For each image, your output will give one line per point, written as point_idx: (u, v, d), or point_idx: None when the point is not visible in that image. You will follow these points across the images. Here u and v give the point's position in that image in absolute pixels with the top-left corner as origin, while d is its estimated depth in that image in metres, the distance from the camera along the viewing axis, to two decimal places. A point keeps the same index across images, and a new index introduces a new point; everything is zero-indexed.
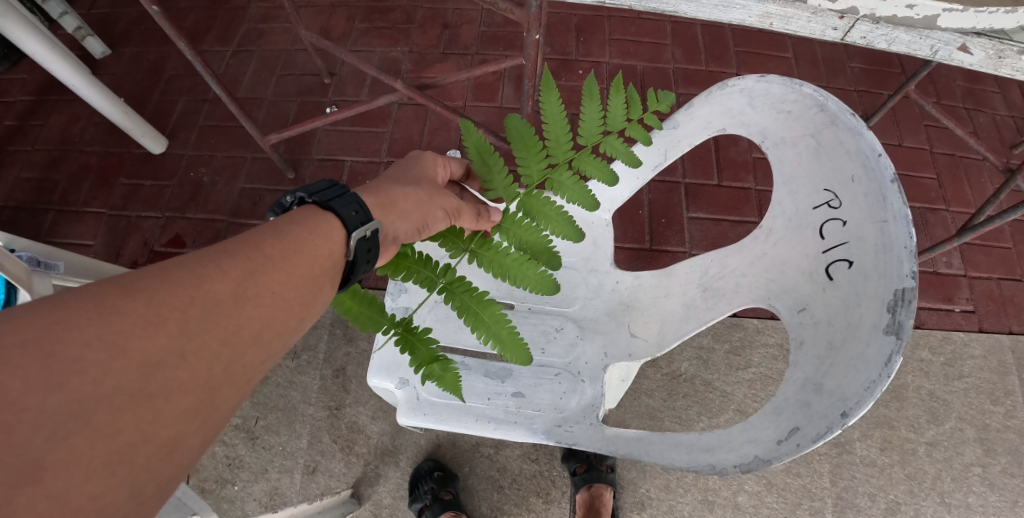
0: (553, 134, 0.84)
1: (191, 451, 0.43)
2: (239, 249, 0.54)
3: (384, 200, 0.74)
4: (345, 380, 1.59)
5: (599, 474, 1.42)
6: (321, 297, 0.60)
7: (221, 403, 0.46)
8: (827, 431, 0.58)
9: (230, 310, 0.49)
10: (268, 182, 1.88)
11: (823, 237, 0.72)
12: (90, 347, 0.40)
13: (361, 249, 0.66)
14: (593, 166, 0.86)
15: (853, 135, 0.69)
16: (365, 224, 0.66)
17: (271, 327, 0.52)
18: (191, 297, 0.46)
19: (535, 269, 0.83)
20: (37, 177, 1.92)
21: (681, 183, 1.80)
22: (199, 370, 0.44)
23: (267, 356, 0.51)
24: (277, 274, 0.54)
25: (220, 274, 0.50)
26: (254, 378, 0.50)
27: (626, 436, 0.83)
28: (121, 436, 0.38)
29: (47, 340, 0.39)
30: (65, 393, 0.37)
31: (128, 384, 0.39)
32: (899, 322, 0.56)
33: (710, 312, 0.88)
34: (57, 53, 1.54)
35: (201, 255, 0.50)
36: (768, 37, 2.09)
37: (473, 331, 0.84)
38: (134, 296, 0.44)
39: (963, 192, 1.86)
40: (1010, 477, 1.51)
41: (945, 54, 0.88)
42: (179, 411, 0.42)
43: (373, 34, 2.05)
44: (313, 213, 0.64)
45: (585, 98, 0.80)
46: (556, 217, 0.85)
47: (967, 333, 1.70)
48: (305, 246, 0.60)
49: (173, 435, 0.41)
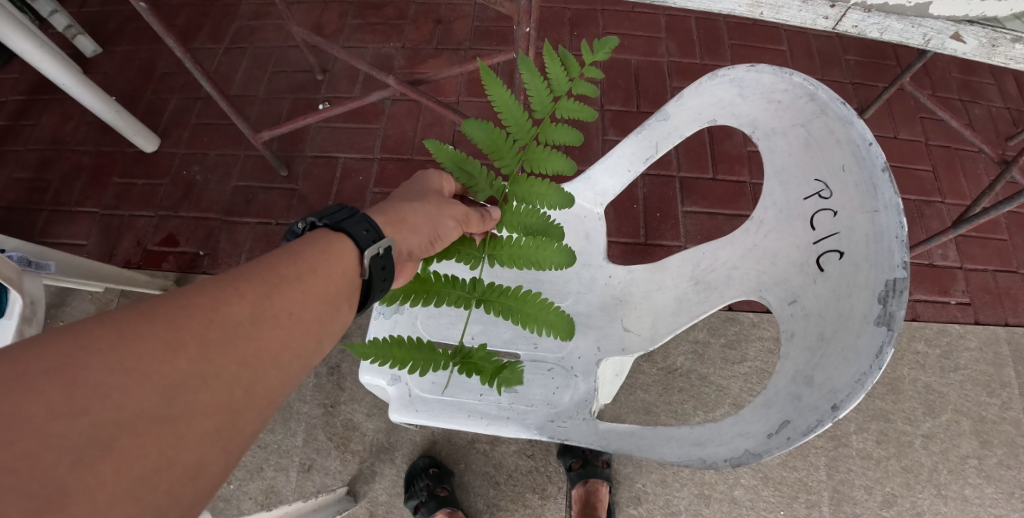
0: (512, 119, 0.84)
1: (212, 477, 0.42)
2: (255, 272, 0.54)
3: (393, 217, 0.75)
4: (339, 377, 1.59)
5: (594, 470, 1.41)
6: (339, 317, 0.60)
7: (242, 427, 0.45)
8: (818, 424, 0.57)
9: (248, 332, 0.49)
10: (262, 179, 1.86)
11: (814, 228, 0.72)
12: (112, 372, 0.39)
13: (375, 267, 0.66)
14: (560, 132, 0.85)
15: (843, 124, 0.68)
16: (378, 242, 0.66)
17: (290, 348, 0.52)
18: (209, 321, 0.47)
19: (553, 245, 0.82)
20: (30, 177, 1.91)
21: (675, 177, 1.79)
22: (220, 393, 0.44)
23: (286, 379, 0.51)
24: (292, 295, 0.55)
25: (237, 297, 0.50)
26: (273, 402, 0.49)
27: (618, 430, 0.83)
28: (143, 462, 0.37)
29: (71, 366, 0.39)
30: (89, 418, 0.37)
31: (151, 409, 0.39)
32: (890, 313, 0.56)
33: (701, 305, 0.87)
34: (47, 51, 1.53)
35: (218, 280, 0.51)
36: (763, 30, 2.08)
37: (522, 327, 0.85)
38: (153, 320, 0.44)
39: (958, 185, 1.85)
40: (1007, 469, 1.52)
41: (937, 42, 0.88)
42: (201, 435, 0.41)
43: (366, 30, 2.03)
44: (324, 235, 0.64)
45: (525, 75, 0.82)
46: (547, 192, 0.85)
47: (963, 325, 1.69)
48: (319, 267, 0.60)
49: (195, 460, 0.41)
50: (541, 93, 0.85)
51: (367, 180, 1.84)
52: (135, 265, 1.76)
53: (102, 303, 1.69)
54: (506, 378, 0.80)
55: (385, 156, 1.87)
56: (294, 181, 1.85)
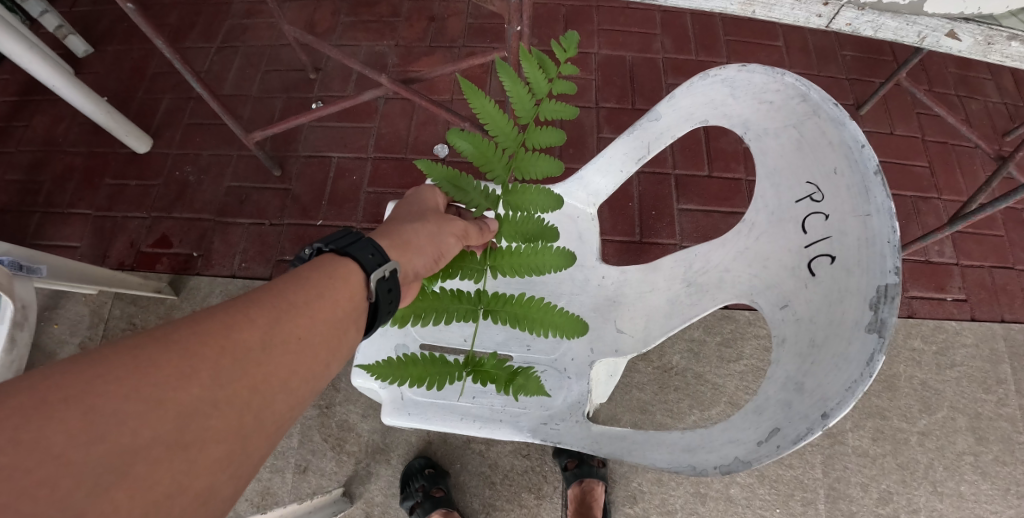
0: (499, 129, 0.85)
1: (223, 501, 0.42)
2: (264, 297, 0.54)
3: (397, 240, 0.73)
4: (334, 378, 1.58)
5: (589, 469, 1.42)
6: (347, 339, 0.60)
7: (251, 452, 0.45)
8: (807, 433, 0.57)
9: (258, 357, 0.48)
10: (255, 179, 1.85)
11: (805, 232, 0.71)
12: (128, 397, 0.39)
13: (382, 290, 0.65)
14: (546, 134, 0.87)
15: (835, 126, 0.67)
16: (383, 264, 0.65)
17: (299, 372, 0.52)
18: (221, 346, 0.46)
19: (550, 249, 0.84)
20: (22, 179, 1.90)
21: (671, 175, 1.78)
22: (231, 418, 0.44)
23: (295, 403, 0.50)
24: (301, 319, 0.54)
25: (248, 322, 0.50)
26: (282, 427, 0.49)
27: (610, 434, 0.83)
28: (156, 489, 0.37)
29: (88, 393, 0.38)
30: (106, 445, 0.36)
31: (166, 434, 0.39)
32: (881, 320, 0.55)
33: (693, 307, 0.87)
34: (36, 52, 1.51)
35: (229, 306, 0.51)
36: (759, 25, 2.06)
37: (529, 332, 0.86)
38: (167, 346, 0.44)
39: (955, 181, 1.84)
40: (1003, 465, 1.52)
41: (932, 40, 0.87)
42: (211, 461, 0.41)
43: (359, 27, 2.01)
44: (331, 260, 0.64)
45: (505, 83, 0.85)
46: (539, 196, 0.85)
47: (959, 322, 1.69)
48: (325, 291, 0.59)
49: (205, 485, 0.40)
50: (523, 99, 0.87)
51: (361, 179, 1.83)
52: (129, 267, 1.75)
53: (96, 305, 1.68)
54: (523, 385, 0.81)
55: (379, 155, 1.86)
56: (288, 182, 1.84)
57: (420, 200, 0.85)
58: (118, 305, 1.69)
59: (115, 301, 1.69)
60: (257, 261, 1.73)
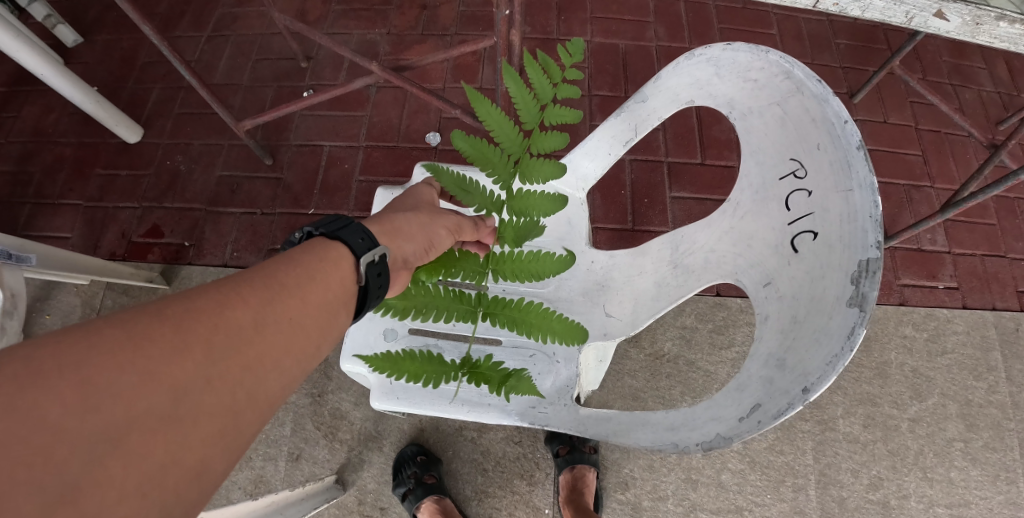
0: (502, 133, 0.86)
1: (215, 478, 0.41)
2: (257, 278, 0.53)
3: (387, 227, 0.72)
4: (327, 367, 1.57)
5: (581, 456, 1.42)
6: (338, 324, 0.60)
7: (244, 431, 0.45)
8: (788, 407, 0.57)
9: (252, 337, 0.48)
10: (245, 169, 1.84)
11: (789, 209, 0.71)
12: (122, 371, 0.39)
13: (372, 275, 0.65)
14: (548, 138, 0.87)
15: (818, 102, 0.66)
16: (373, 249, 0.65)
17: (292, 353, 0.51)
18: (215, 325, 0.46)
19: (551, 255, 0.83)
20: (13, 169, 1.89)
21: (663, 162, 1.77)
22: (224, 396, 0.43)
23: (288, 383, 0.50)
24: (293, 302, 0.54)
25: (242, 303, 0.50)
26: (274, 407, 0.49)
27: (595, 416, 0.84)
28: (151, 460, 0.37)
29: (83, 364, 0.38)
30: (101, 416, 0.36)
31: (159, 409, 0.39)
32: (862, 294, 0.55)
33: (679, 289, 0.87)
34: (23, 42, 1.49)
35: (223, 284, 0.50)
36: (752, 13, 2.04)
37: (529, 337, 0.86)
38: (161, 322, 0.43)
39: (947, 168, 1.85)
40: (993, 451, 1.53)
41: (920, 20, 0.87)
42: (205, 436, 0.41)
43: (350, 16, 2.00)
44: (322, 244, 0.63)
45: (510, 86, 0.84)
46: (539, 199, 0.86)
47: (951, 310, 1.70)
48: (317, 275, 0.59)
49: (199, 460, 0.40)
50: (528, 102, 0.87)
51: (353, 168, 1.82)
52: (121, 258, 1.74)
53: (88, 296, 1.68)
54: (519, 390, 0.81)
55: (371, 144, 1.86)
56: (279, 170, 1.83)
57: (413, 192, 0.84)
58: (110, 295, 1.68)
59: (107, 290, 1.69)
60: (249, 250, 1.73)
